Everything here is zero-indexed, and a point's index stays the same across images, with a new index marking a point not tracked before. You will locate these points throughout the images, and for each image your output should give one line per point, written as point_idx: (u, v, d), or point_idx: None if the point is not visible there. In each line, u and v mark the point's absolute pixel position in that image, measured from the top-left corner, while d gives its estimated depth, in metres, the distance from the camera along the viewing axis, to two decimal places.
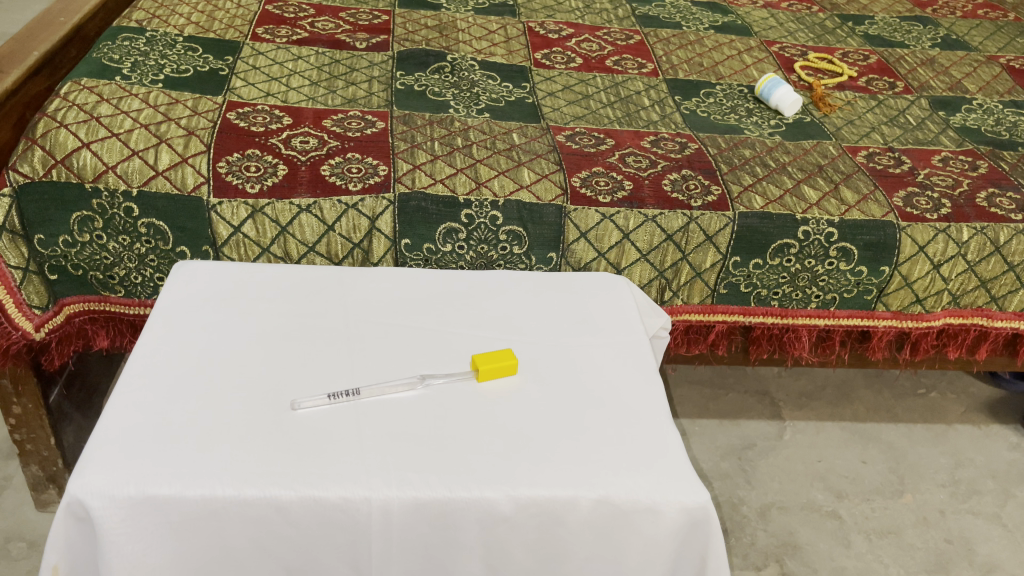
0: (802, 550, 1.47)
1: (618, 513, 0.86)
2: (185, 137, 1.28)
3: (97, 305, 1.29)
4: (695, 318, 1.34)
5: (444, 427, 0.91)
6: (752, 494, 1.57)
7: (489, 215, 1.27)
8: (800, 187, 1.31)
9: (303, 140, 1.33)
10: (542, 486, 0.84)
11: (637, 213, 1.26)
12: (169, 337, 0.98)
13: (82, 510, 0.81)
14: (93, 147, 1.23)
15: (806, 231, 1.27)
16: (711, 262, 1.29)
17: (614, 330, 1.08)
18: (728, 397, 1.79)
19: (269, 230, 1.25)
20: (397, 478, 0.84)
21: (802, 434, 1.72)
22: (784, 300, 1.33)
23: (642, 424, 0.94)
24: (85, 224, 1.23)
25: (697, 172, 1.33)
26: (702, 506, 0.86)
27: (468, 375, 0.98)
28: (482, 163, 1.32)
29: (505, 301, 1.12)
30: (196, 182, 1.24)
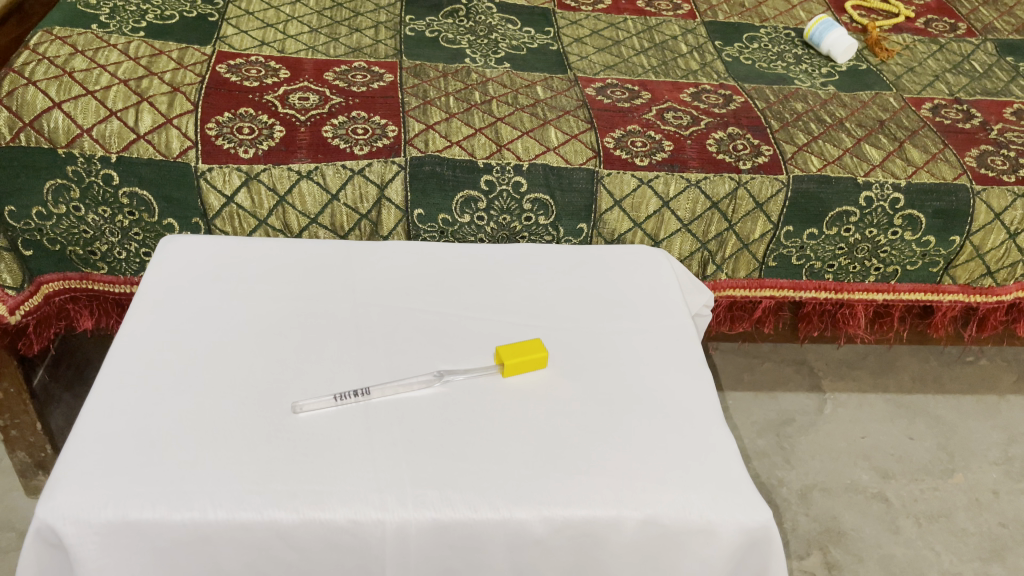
0: (847, 536, 1.37)
1: (667, 534, 0.75)
2: (170, 94, 1.15)
3: (78, 283, 1.19)
4: (740, 294, 1.25)
5: (465, 432, 0.80)
6: (791, 475, 1.47)
7: (512, 181, 1.15)
8: (861, 146, 1.20)
9: (302, 96, 1.19)
10: (580, 506, 0.74)
11: (679, 177, 1.15)
12: (154, 327, 0.87)
13: (54, 536, 0.70)
14: (66, 107, 1.11)
15: (869, 197, 1.16)
16: (761, 232, 1.19)
17: (655, 314, 0.97)
18: (764, 367, 1.68)
19: (266, 199, 1.14)
20: (413, 497, 0.73)
21: (844, 408, 1.61)
22: (840, 274, 1.24)
23: (693, 429, 0.82)
24: (60, 193, 1.11)
25: (746, 129, 1.21)
26: (763, 525, 0.76)
27: (492, 369, 0.87)
28: (504, 121, 1.19)
29: (532, 281, 1.00)
30: (182, 146, 1.11)
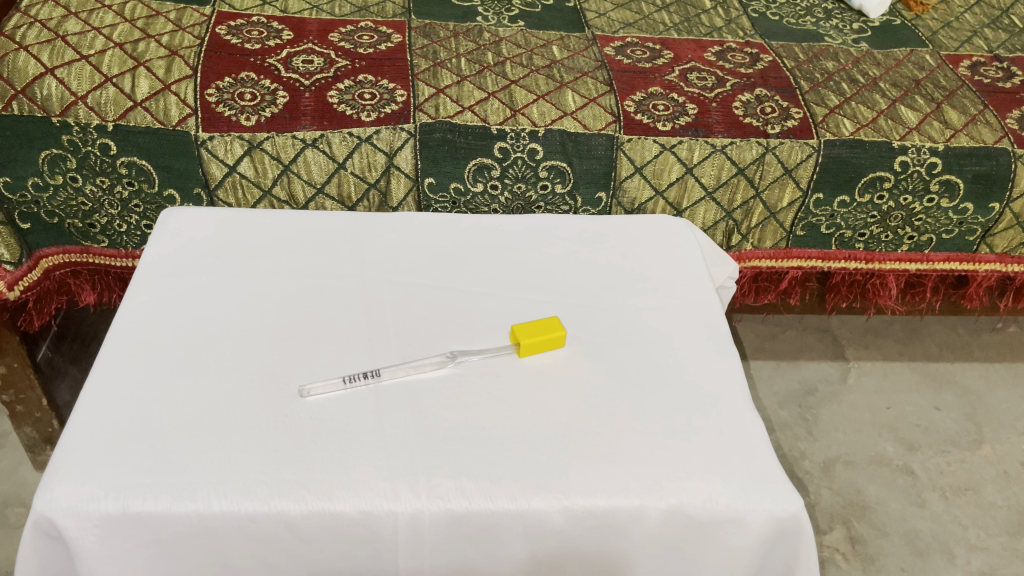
0: (871, 510, 1.34)
1: (693, 525, 0.71)
2: (167, 58, 1.10)
3: (79, 258, 1.17)
4: (765, 264, 1.23)
5: (481, 417, 0.76)
6: (814, 447, 1.43)
7: (527, 149, 1.10)
8: (896, 107, 1.15)
9: (306, 59, 1.14)
10: (602, 496, 0.70)
11: (704, 143, 1.10)
12: (156, 307, 0.84)
13: (53, 529, 0.67)
14: (59, 73, 1.06)
15: (905, 162, 1.12)
16: (789, 200, 1.15)
17: (678, 289, 0.92)
18: (786, 335, 1.64)
19: (270, 168, 1.10)
20: (426, 486, 0.70)
21: (868, 377, 1.57)
22: (871, 242, 1.21)
23: (721, 412, 0.78)
24: (56, 162, 1.07)
25: (774, 91, 1.16)
26: (795, 515, 0.71)
27: (508, 349, 0.83)
28: (518, 84, 1.13)
29: (550, 254, 0.95)
30: (181, 113, 1.06)
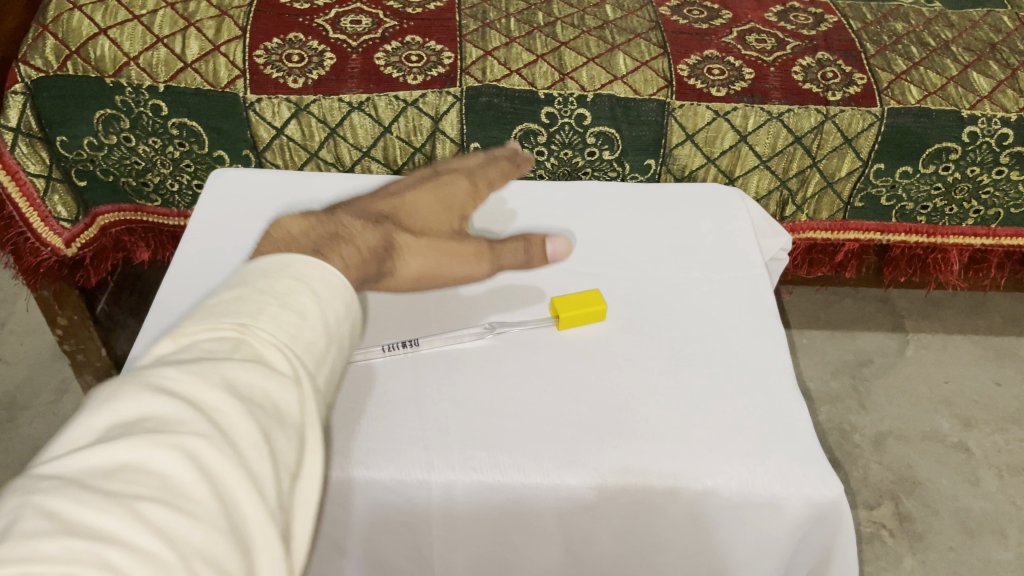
0: (923, 487, 1.31)
1: (729, 507, 0.70)
2: (217, 18, 1.13)
3: (133, 215, 1.22)
4: (822, 237, 1.24)
5: (516, 388, 0.76)
6: (866, 420, 1.41)
7: (575, 114, 1.12)
8: (967, 73, 1.13)
9: (354, 20, 1.16)
10: (636, 474, 0.69)
11: (760, 110, 1.10)
12: (204, 270, 0.85)
13: None
14: (112, 34, 1.09)
15: (974, 133, 1.10)
16: (848, 169, 1.16)
17: (725, 262, 0.90)
18: (843, 304, 1.62)
19: (317, 131, 1.13)
20: (460, 458, 0.70)
21: (927, 349, 1.54)
22: (934, 215, 1.21)
23: (762, 392, 0.77)
24: (110, 122, 1.11)
25: (837, 54, 1.15)
26: (834, 501, 0.69)
27: (548, 321, 0.82)
28: (569, 46, 1.15)
29: (595, 223, 0.95)
30: (230, 75, 1.09)
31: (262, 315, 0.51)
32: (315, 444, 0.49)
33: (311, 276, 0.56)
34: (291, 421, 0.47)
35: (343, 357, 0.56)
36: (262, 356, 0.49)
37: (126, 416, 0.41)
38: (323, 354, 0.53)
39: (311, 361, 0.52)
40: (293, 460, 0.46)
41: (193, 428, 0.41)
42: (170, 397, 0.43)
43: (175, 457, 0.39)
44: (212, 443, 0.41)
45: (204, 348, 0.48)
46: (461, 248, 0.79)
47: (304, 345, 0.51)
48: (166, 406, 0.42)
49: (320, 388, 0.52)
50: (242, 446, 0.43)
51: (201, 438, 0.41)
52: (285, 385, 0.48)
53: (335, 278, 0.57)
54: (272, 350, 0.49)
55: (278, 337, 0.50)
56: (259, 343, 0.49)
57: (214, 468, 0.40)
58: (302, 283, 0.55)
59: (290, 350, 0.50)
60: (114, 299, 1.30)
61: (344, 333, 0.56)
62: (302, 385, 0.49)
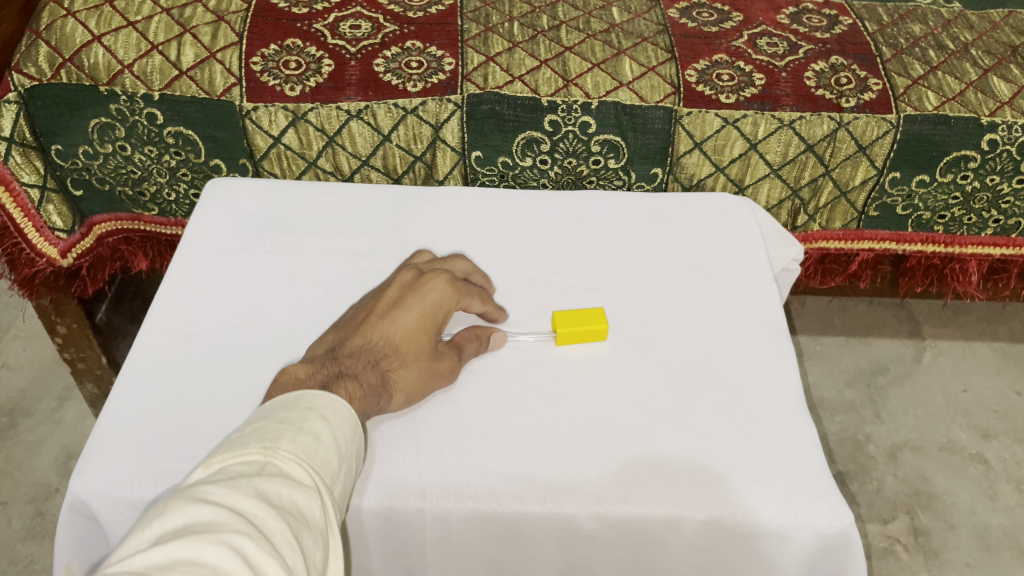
0: (938, 501, 1.28)
1: (733, 536, 0.67)
2: (213, 24, 1.15)
3: (131, 224, 1.24)
4: (834, 246, 1.25)
5: (515, 409, 0.74)
6: (880, 431, 1.38)
7: (579, 122, 1.13)
8: (987, 78, 1.14)
9: (353, 25, 1.17)
10: (637, 503, 0.67)
11: (771, 117, 1.12)
12: (198, 286, 0.84)
13: (89, 511, 0.68)
14: (106, 41, 1.11)
15: (994, 141, 1.11)
16: (862, 178, 1.17)
17: (734, 276, 0.88)
18: (858, 308, 1.58)
19: (314, 140, 1.14)
20: (456, 485, 0.68)
21: (945, 357, 1.50)
22: (952, 225, 1.22)
23: (770, 413, 0.74)
24: (105, 131, 1.13)
25: (851, 57, 1.16)
26: (844, 532, 0.66)
27: (550, 339, 0.80)
28: (573, 51, 1.16)
29: (599, 234, 0.93)
30: (225, 83, 1.11)
31: (283, 437, 0.53)
32: (337, 552, 0.51)
33: (323, 400, 0.58)
34: (316, 525, 0.49)
35: (355, 472, 0.58)
36: (287, 472, 0.51)
37: (173, 524, 0.44)
38: (338, 471, 0.55)
39: (330, 477, 0.54)
40: (319, 563, 0.48)
41: (236, 531, 0.44)
42: (211, 506, 0.45)
43: (223, 557, 0.42)
44: (254, 543, 0.44)
45: (233, 465, 0.50)
46: (438, 379, 0.72)
47: (324, 462, 0.54)
48: (208, 515, 0.44)
49: (336, 500, 0.54)
50: (278, 549, 0.45)
51: (243, 541, 0.43)
52: (310, 495, 0.50)
53: (343, 406, 0.58)
54: (295, 463, 0.51)
55: (301, 455, 0.52)
56: (285, 460, 0.51)
57: (256, 565, 0.43)
58: (315, 405, 0.57)
59: (311, 464, 0.52)
60: (115, 305, 1.30)
61: (355, 448, 0.58)
62: (324, 496, 0.51)
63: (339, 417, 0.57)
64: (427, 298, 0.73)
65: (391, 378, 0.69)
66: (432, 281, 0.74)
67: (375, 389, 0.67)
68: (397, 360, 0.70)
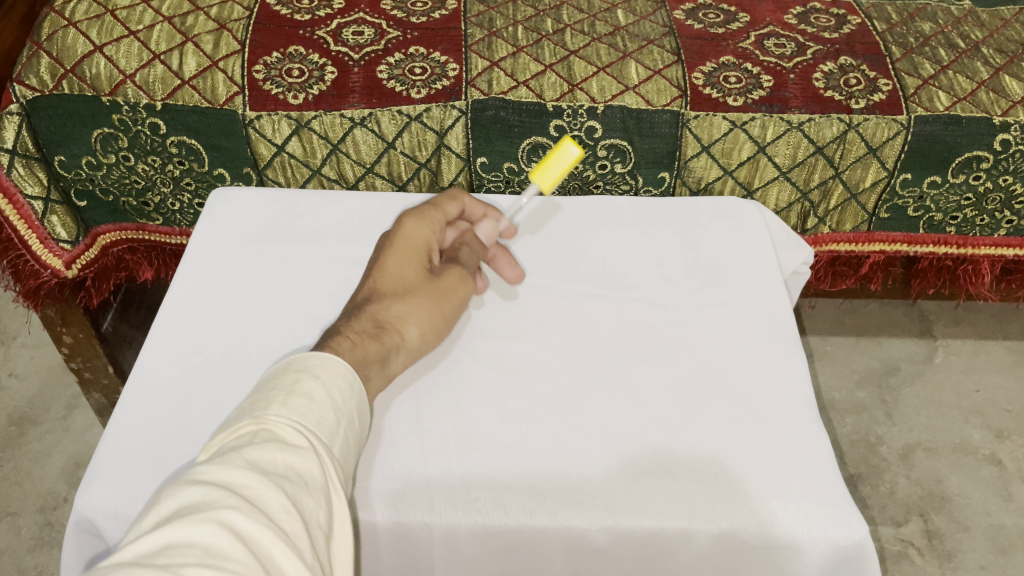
0: (952, 502, 1.27)
1: (746, 549, 0.66)
2: (215, 32, 1.14)
3: (135, 234, 1.24)
4: (844, 248, 1.24)
5: (524, 419, 0.73)
6: (892, 432, 1.37)
7: (585, 126, 1.12)
8: (998, 77, 1.12)
9: (356, 31, 1.17)
10: (648, 516, 0.66)
11: (779, 119, 1.10)
12: (204, 297, 0.83)
13: (94, 529, 0.67)
14: (108, 51, 1.11)
15: (1006, 141, 1.10)
16: (872, 180, 1.16)
17: (743, 282, 0.86)
18: (868, 308, 1.57)
19: (319, 148, 1.14)
20: (465, 499, 0.67)
21: (957, 356, 1.49)
22: (964, 226, 1.21)
23: (781, 422, 0.73)
24: (108, 141, 1.13)
25: (860, 58, 1.15)
26: (860, 544, 0.65)
27: (559, 349, 0.79)
28: (578, 55, 1.15)
29: (607, 241, 0.92)
30: (228, 92, 1.10)
31: (276, 403, 0.51)
32: (342, 508, 0.50)
33: (316, 359, 0.56)
34: (314, 486, 0.48)
35: (361, 426, 0.56)
36: (281, 436, 0.49)
37: (166, 509, 0.42)
38: (337, 428, 0.53)
39: (327, 435, 0.52)
40: (322, 523, 0.47)
41: (226, 502, 0.43)
42: (200, 483, 0.44)
43: (212, 529, 0.41)
44: (244, 512, 0.43)
45: (227, 439, 0.49)
46: (449, 292, 0.73)
47: (319, 420, 0.52)
48: (201, 493, 0.43)
49: (339, 459, 0.53)
50: (271, 515, 0.44)
51: (234, 511, 0.42)
52: (306, 456, 0.49)
53: (337, 363, 0.57)
54: (287, 427, 0.50)
55: (293, 416, 0.51)
56: (277, 425, 0.50)
57: (248, 535, 0.42)
58: (308, 365, 0.55)
59: (305, 426, 0.51)
60: (121, 315, 1.31)
61: (357, 402, 0.56)
62: (321, 453, 0.50)
63: (333, 374, 0.55)
64: (399, 241, 0.73)
65: (399, 315, 0.69)
66: (398, 224, 0.74)
67: (386, 330, 0.67)
68: (398, 299, 0.70)
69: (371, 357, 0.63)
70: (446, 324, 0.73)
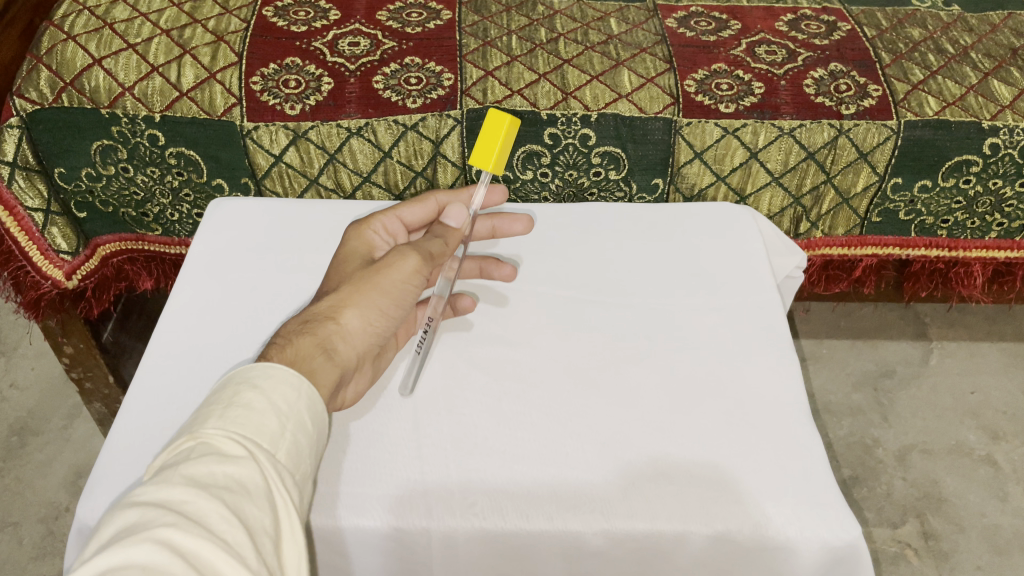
0: (948, 503, 1.28)
1: (741, 551, 0.67)
2: (213, 44, 1.15)
3: (134, 244, 1.25)
4: (837, 252, 1.25)
5: (519, 424, 0.74)
6: (888, 434, 1.38)
7: (579, 134, 1.14)
8: (987, 81, 1.14)
9: (351, 41, 1.18)
10: (642, 518, 0.66)
11: (770, 125, 1.12)
12: (203, 306, 0.84)
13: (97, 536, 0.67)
14: (107, 64, 1.12)
15: (995, 144, 1.11)
16: (864, 185, 1.17)
17: (736, 286, 0.87)
18: (863, 311, 1.58)
19: (316, 158, 1.16)
20: (462, 504, 0.68)
21: (952, 358, 1.50)
22: (955, 229, 1.22)
23: (775, 425, 0.74)
24: (108, 153, 1.14)
25: (851, 64, 1.16)
26: (853, 544, 0.66)
27: (555, 354, 0.80)
28: (572, 64, 1.16)
29: (602, 247, 0.93)
30: (226, 102, 1.12)
31: (213, 419, 0.52)
32: (288, 510, 0.50)
33: (256, 370, 0.56)
34: (257, 492, 0.48)
35: (313, 426, 0.57)
36: (219, 448, 0.50)
37: (104, 537, 0.43)
38: (283, 433, 0.54)
39: (270, 441, 0.53)
40: (269, 527, 0.48)
41: (161, 522, 0.43)
42: (136, 505, 0.44)
43: (148, 547, 0.41)
44: (180, 528, 0.43)
45: (166, 460, 0.50)
46: (387, 269, 0.68)
47: (259, 427, 0.52)
48: (136, 517, 0.43)
49: (288, 463, 0.53)
50: (211, 526, 0.44)
51: (171, 527, 0.43)
52: (244, 465, 0.49)
53: (280, 369, 0.57)
54: (225, 439, 0.51)
55: (229, 428, 0.51)
56: (214, 438, 0.50)
57: (185, 550, 0.42)
58: (248, 378, 0.55)
59: (242, 435, 0.51)
60: (121, 324, 1.32)
61: (306, 404, 0.56)
62: (262, 460, 0.51)
63: (274, 380, 0.56)
64: (343, 251, 0.76)
65: (331, 307, 0.66)
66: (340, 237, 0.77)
67: (312, 323, 0.65)
68: (333, 294, 0.68)
69: (307, 353, 0.61)
70: (396, 300, 0.68)
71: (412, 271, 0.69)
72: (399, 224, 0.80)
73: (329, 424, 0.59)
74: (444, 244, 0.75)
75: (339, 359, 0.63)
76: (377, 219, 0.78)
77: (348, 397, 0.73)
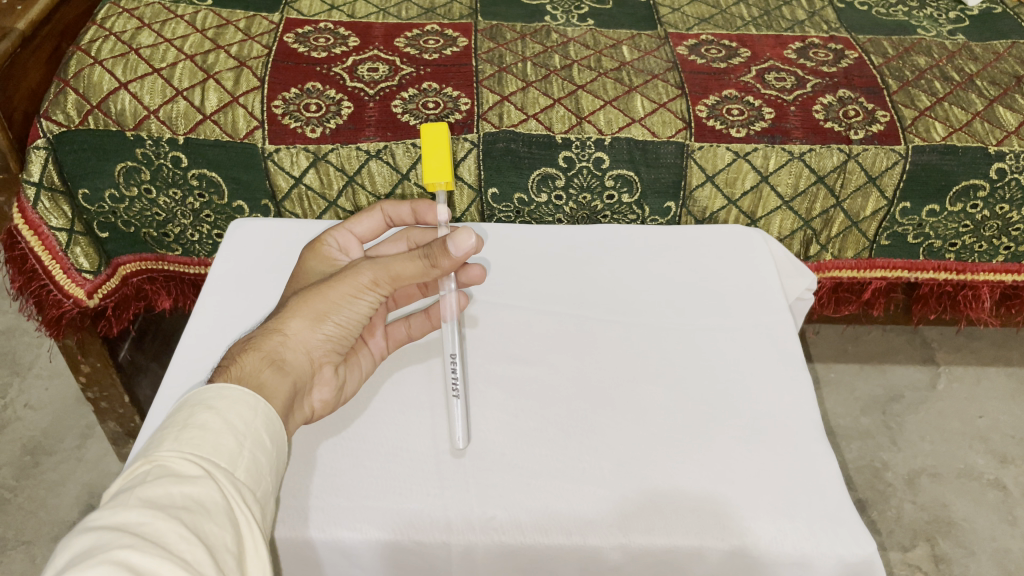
0: (958, 528, 1.28)
1: (758, 568, 0.67)
2: (236, 69, 1.18)
3: (154, 263, 1.28)
4: (847, 274, 1.27)
5: (538, 441, 0.75)
6: (897, 458, 1.38)
7: (592, 158, 1.16)
8: (993, 108, 1.16)
9: (371, 67, 1.21)
10: (660, 533, 0.67)
11: (782, 150, 1.14)
12: (226, 323, 0.85)
13: None
14: (132, 88, 1.15)
15: (1002, 169, 1.14)
16: (872, 209, 1.19)
17: (749, 306, 0.89)
18: (870, 336, 1.59)
19: (335, 180, 1.18)
20: (482, 518, 0.68)
21: (959, 383, 1.51)
22: (963, 253, 1.24)
23: (790, 442, 0.75)
24: (131, 174, 1.17)
25: (858, 90, 1.18)
26: (870, 560, 0.66)
27: (572, 372, 0.82)
28: (586, 89, 1.19)
29: (617, 267, 0.95)
30: (248, 126, 1.15)
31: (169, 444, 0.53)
32: (248, 525, 0.51)
33: (212, 392, 0.59)
34: (216, 511, 0.49)
35: (271, 444, 0.59)
36: (176, 470, 0.51)
37: (60, 565, 0.42)
38: (240, 450, 0.56)
39: (227, 460, 0.54)
40: (230, 544, 0.48)
41: (119, 543, 0.43)
42: (93, 529, 0.44)
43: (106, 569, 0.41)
44: (139, 548, 0.43)
45: (119, 485, 0.50)
46: (338, 281, 0.70)
47: (215, 447, 0.54)
48: (94, 541, 0.43)
49: (246, 480, 0.55)
50: (170, 545, 0.45)
51: (129, 548, 0.43)
52: (201, 484, 0.50)
53: (234, 390, 0.59)
54: (180, 460, 0.52)
55: (185, 451, 0.53)
56: (169, 459, 0.51)
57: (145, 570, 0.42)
58: (203, 400, 0.58)
59: (199, 456, 0.53)
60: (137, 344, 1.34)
61: (263, 422, 0.59)
62: (218, 479, 0.52)
63: (229, 401, 0.58)
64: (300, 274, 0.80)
65: (278, 319, 0.70)
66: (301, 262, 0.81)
67: (259, 336, 0.69)
68: (282, 307, 0.72)
69: (250, 368, 0.65)
70: (344, 310, 0.71)
71: (365, 284, 0.70)
72: (353, 237, 0.85)
73: (287, 442, 0.62)
74: (426, 266, 0.68)
75: (285, 366, 0.67)
76: (328, 235, 0.82)
77: (317, 409, 0.73)
